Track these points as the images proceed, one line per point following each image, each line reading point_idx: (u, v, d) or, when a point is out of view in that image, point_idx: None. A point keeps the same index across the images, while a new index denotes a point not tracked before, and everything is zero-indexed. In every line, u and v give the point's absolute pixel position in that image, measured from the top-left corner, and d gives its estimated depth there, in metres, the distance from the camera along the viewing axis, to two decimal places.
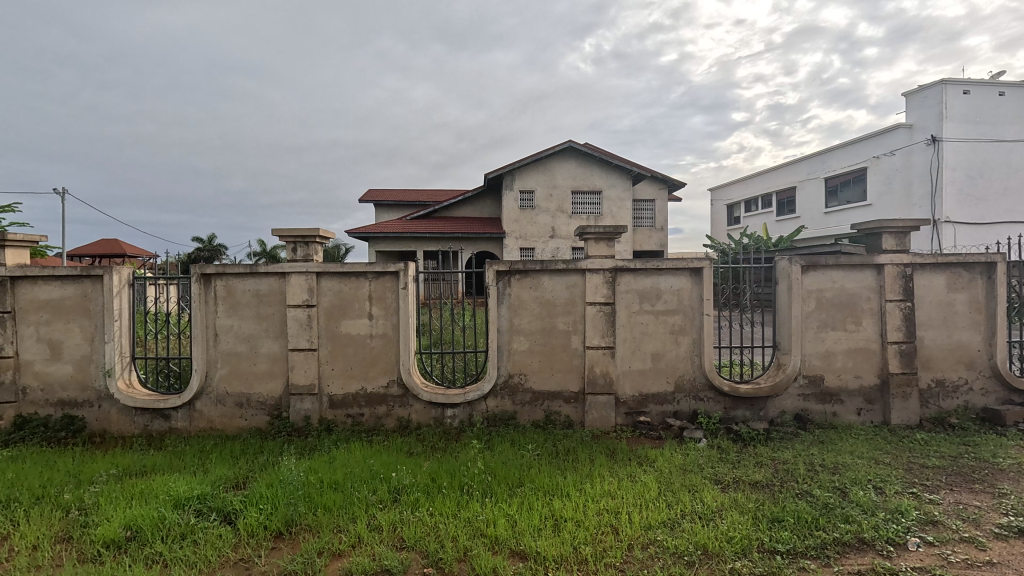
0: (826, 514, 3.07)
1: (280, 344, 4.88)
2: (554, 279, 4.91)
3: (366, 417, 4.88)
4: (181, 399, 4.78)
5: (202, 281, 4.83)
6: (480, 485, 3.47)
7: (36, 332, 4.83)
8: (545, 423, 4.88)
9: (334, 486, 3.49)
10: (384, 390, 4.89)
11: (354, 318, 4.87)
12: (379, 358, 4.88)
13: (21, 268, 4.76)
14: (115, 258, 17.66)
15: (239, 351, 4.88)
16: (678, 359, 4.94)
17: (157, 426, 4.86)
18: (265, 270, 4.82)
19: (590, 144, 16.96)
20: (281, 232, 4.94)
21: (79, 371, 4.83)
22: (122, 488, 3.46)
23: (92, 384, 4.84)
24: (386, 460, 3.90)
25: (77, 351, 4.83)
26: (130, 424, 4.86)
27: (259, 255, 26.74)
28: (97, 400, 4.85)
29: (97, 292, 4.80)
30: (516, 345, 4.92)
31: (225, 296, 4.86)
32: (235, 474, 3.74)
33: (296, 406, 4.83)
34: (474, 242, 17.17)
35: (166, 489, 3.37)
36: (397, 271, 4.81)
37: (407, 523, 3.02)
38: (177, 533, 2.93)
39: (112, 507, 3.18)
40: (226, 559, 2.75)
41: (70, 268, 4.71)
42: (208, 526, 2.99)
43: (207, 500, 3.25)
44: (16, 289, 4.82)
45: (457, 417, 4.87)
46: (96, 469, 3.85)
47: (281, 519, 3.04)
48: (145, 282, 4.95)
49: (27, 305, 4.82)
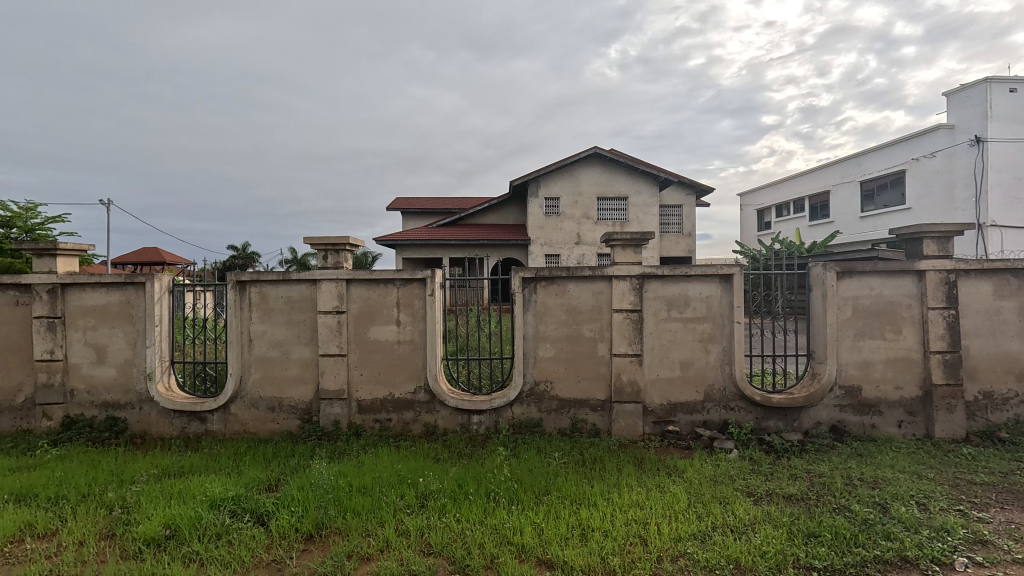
0: (865, 530, 2.96)
1: (311, 349, 4.99)
2: (579, 285, 4.89)
3: (394, 423, 4.94)
4: (216, 402, 4.94)
5: (238, 287, 4.99)
6: (506, 492, 3.47)
7: (83, 336, 5.06)
8: (571, 431, 4.84)
9: (363, 491, 3.53)
10: (411, 396, 4.93)
11: (383, 324, 4.95)
12: (406, 364, 4.94)
13: (71, 275, 5.01)
14: (154, 266, 18.35)
15: (272, 356, 5.01)
16: (706, 369, 4.84)
17: (194, 428, 5.01)
18: (297, 278, 4.95)
19: (616, 150, 16.93)
20: (313, 240, 5.07)
21: (122, 374, 5.04)
22: (161, 488, 3.58)
23: (134, 387, 5.04)
24: (413, 465, 3.94)
25: (120, 355, 5.04)
26: (169, 426, 5.03)
27: (292, 264, 27.83)
28: (139, 403, 5.04)
29: (140, 298, 5.01)
30: (542, 352, 4.91)
31: (259, 302, 5.01)
32: (268, 476, 3.83)
33: (326, 411, 4.92)
34: (499, 249, 17.31)
35: (203, 491, 3.47)
36: (424, 278, 4.86)
37: (434, 529, 3.04)
38: (213, 533, 3.01)
39: (152, 506, 3.29)
40: (259, 559, 2.81)
41: (116, 275, 4.93)
42: (242, 527, 3.06)
43: (242, 501, 3.33)
44: (66, 295, 5.06)
45: (483, 424, 4.89)
46: (138, 468, 4.00)
47: (311, 521, 3.10)
48: (184, 288, 5.15)
49: (75, 311, 5.05)
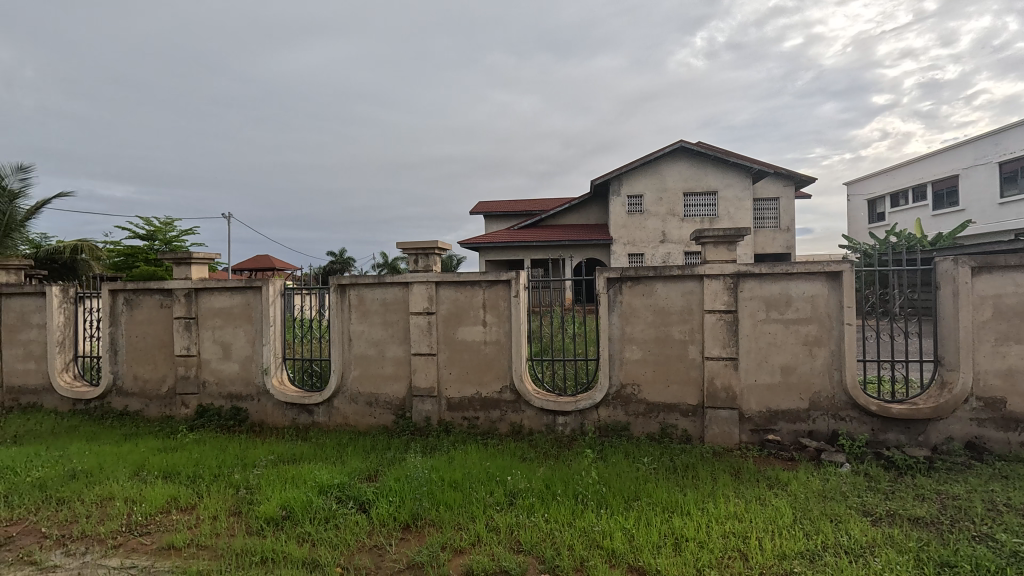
0: (1016, 564, 2.57)
1: (404, 348, 5.26)
2: (668, 286, 4.72)
3: (481, 421, 5.07)
4: (322, 396, 5.37)
5: (339, 290, 5.39)
6: (594, 495, 3.43)
7: (212, 335, 5.72)
8: (660, 437, 4.69)
9: (454, 486, 3.66)
10: (497, 395, 5.04)
11: (470, 325, 5.10)
12: (492, 364, 5.05)
13: (203, 281, 5.69)
14: (266, 271, 20.32)
15: (369, 355, 5.35)
16: (811, 375, 4.47)
17: (303, 419, 5.48)
18: (391, 281, 5.25)
19: (704, 143, 16.13)
20: (405, 244, 5.35)
21: (243, 368, 5.63)
22: (278, 473, 3.96)
23: (253, 380, 5.61)
24: (501, 463, 4.02)
25: (242, 351, 5.63)
26: (282, 417, 5.54)
27: (384, 268, 29.57)
28: (257, 395, 5.61)
29: (257, 301, 5.57)
30: (629, 354, 4.80)
31: (357, 304, 5.37)
32: (368, 467, 4.09)
33: (418, 407, 5.17)
34: (581, 249, 17.17)
35: (313, 477, 3.79)
36: (509, 279, 4.95)
37: (523, 527, 3.08)
38: (322, 516, 3.27)
39: (271, 488, 3.65)
40: (363, 544, 3.01)
41: (238, 280, 5.52)
42: (347, 512, 3.30)
43: (346, 489, 3.59)
44: (198, 299, 5.75)
45: (569, 425, 4.87)
46: (258, 454, 4.45)
47: (408, 512, 3.27)
48: (294, 292, 5.65)
49: (206, 312, 5.73)
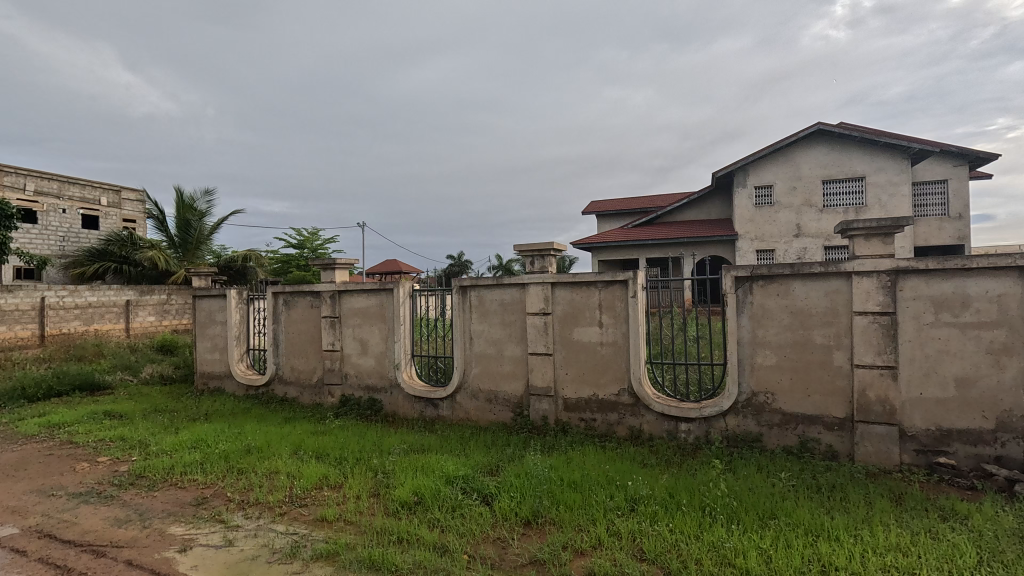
0: None
1: (521, 348, 5.39)
2: (807, 284, 4.26)
3: (599, 423, 5.02)
4: (446, 391, 5.70)
5: (461, 291, 5.68)
6: (724, 509, 3.21)
7: (352, 332, 6.37)
8: (799, 451, 4.25)
9: (573, 486, 3.66)
10: (615, 398, 4.94)
11: (586, 325, 5.07)
12: (610, 365, 4.97)
13: (345, 284, 6.36)
14: (395, 275, 22.12)
15: (489, 353, 5.56)
16: (1000, 389, 3.73)
17: (429, 412, 5.87)
18: (509, 282, 5.41)
19: (847, 123, 14.31)
20: (521, 247, 5.48)
21: (378, 363, 6.19)
22: (410, 460, 4.28)
23: (387, 374, 6.13)
24: (621, 467, 3.93)
25: (377, 347, 6.19)
26: (411, 409, 5.98)
27: (499, 269, 30.61)
28: (390, 388, 6.12)
29: (389, 301, 6.09)
30: (760, 359, 4.43)
31: (477, 305, 5.61)
32: (490, 461, 4.26)
33: (535, 406, 5.26)
34: (701, 247, 16.19)
35: (440, 467, 4.04)
36: (626, 279, 4.84)
37: (646, 535, 2.98)
38: (450, 505, 3.47)
39: (404, 475, 3.96)
40: (487, 535, 3.14)
41: (373, 283, 6.08)
42: (472, 503, 3.47)
43: (470, 481, 3.77)
44: (341, 300, 6.44)
45: (693, 433, 4.62)
46: (392, 442, 4.85)
47: (529, 508, 3.34)
48: (421, 293, 6.08)
49: (347, 312, 6.39)
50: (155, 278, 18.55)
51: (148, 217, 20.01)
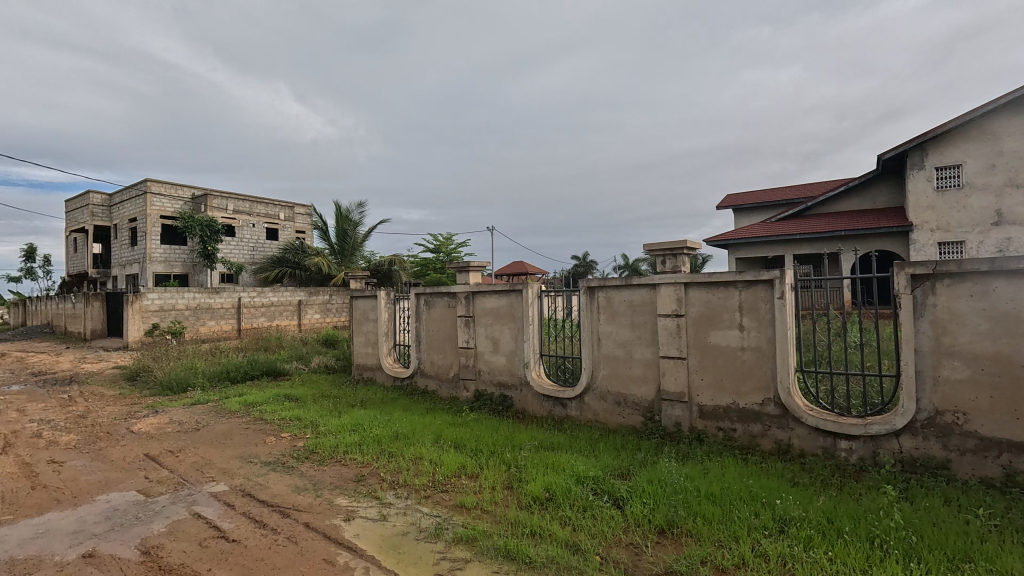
0: None
1: (652, 351, 5.21)
2: (1014, 284, 3.51)
3: (739, 433, 4.65)
4: (574, 391, 5.72)
5: (588, 292, 5.67)
6: (898, 543, 2.78)
7: (485, 331, 6.70)
8: (1003, 485, 3.51)
9: (712, 499, 3.45)
10: (758, 408, 4.54)
11: (725, 329, 4.74)
12: (752, 372, 4.58)
13: (478, 285, 6.72)
14: (522, 276, 22.80)
15: (617, 355, 5.46)
16: None
17: (557, 411, 5.94)
18: (638, 282, 5.26)
19: None
20: (652, 246, 5.30)
21: (509, 361, 6.43)
22: (541, 457, 4.39)
23: (517, 372, 6.35)
24: (767, 483, 3.61)
25: (508, 346, 6.44)
26: (540, 407, 6.11)
27: (627, 269, 29.95)
28: (520, 385, 6.32)
29: (519, 302, 6.30)
30: (947, 372, 3.74)
31: (606, 305, 5.55)
32: (620, 464, 4.19)
33: (668, 411, 5.05)
34: (863, 240, 14.16)
35: (571, 466, 4.08)
36: (772, 279, 4.42)
37: (799, 561, 2.70)
38: (581, 505, 3.49)
39: (536, 471, 4.07)
40: (619, 539, 3.10)
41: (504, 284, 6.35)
42: (603, 505, 3.45)
43: (601, 483, 3.75)
44: (474, 300, 6.82)
45: (856, 452, 4.06)
46: (523, 438, 5.01)
47: (663, 517, 3.23)
48: (549, 294, 6.19)
49: (480, 312, 6.75)
50: (319, 281, 21.39)
51: (315, 228, 23.15)
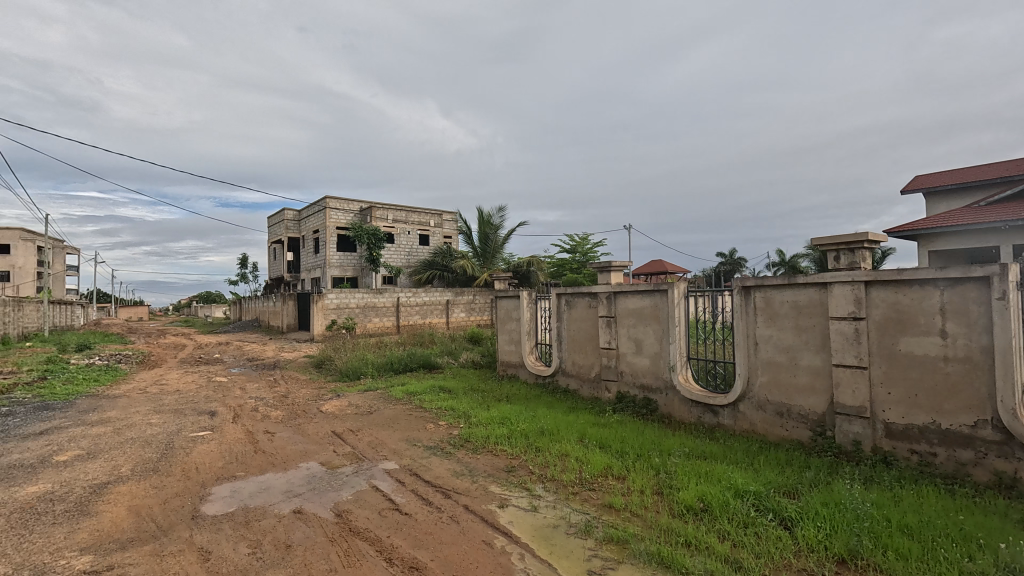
0: None
1: (822, 358, 4.63)
2: None
3: (941, 459, 3.93)
4: (727, 398, 5.34)
5: (743, 292, 5.24)
6: None
7: (628, 332, 6.58)
8: None
9: (908, 533, 2.97)
10: (968, 430, 3.79)
11: (920, 335, 4.04)
12: (959, 387, 3.83)
13: (620, 285, 6.63)
14: (662, 275, 21.90)
15: (779, 361, 4.96)
16: None
17: (708, 419, 5.60)
18: (804, 281, 4.73)
19: None
20: (821, 241, 4.72)
21: (653, 363, 6.23)
22: (692, 465, 4.19)
23: (662, 375, 6.12)
24: (984, 522, 3.00)
25: (652, 348, 6.24)
26: (688, 413, 5.82)
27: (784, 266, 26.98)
28: (665, 389, 6.08)
29: (664, 302, 6.07)
30: None
31: (764, 307, 5.08)
32: (786, 481, 3.81)
33: (843, 427, 4.45)
34: None
35: (727, 478, 3.82)
36: (989, 275, 3.65)
37: None
38: (741, 520, 3.25)
39: (687, 479, 3.90)
40: (788, 562, 2.83)
41: (648, 284, 6.16)
42: (767, 524, 3.17)
43: (764, 499, 3.46)
44: (616, 300, 6.74)
45: None
46: (672, 444, 4.82)
47: (843, 545, 2.87)
48: (697, 294, 5.86)
49: (622, 312, 6.65)
50: (464, 282, 22.91)
51: (460, 232, 24.85)
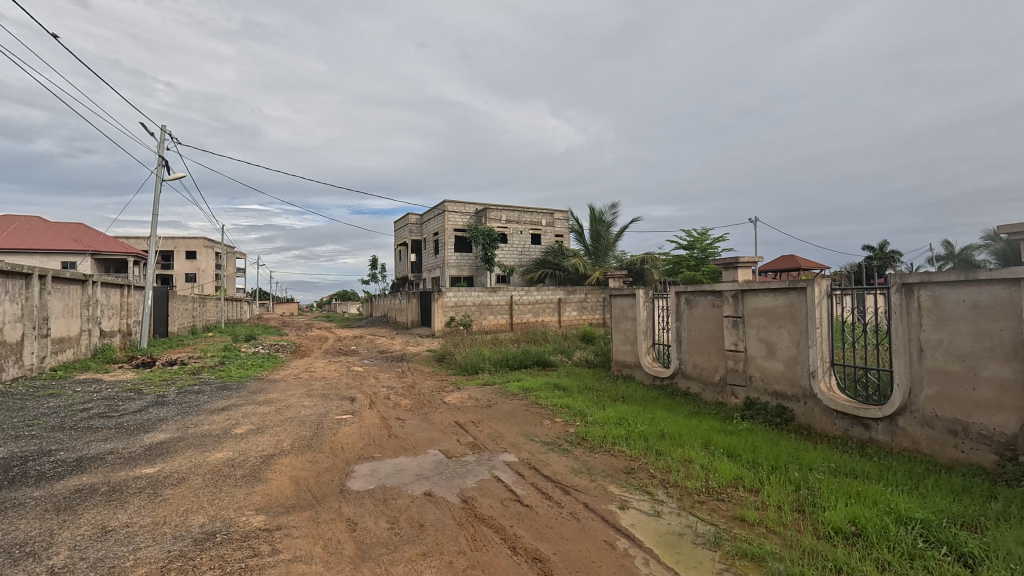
0: None
1: (1013, 369, 3.86)
2: None
3: None
4: (882, 411, 4.68)
5: (903, 290, 4.56)
6: None
7: (758, 333, 6.07)
8: None
9: None
10: None
11: None
12: None
13: (749, 283, 6.15)
14: (794, 272, 19.88)
15: (951, 371, 4.23)
16: None
17: (857, 433, 4.97)
18: (987, 277, 3.98)
19: None
20: (1012, 228, 3.94)
21: (788, 369, 5.68)
22: (840, 484, 3.75)
23: (799, 382, 5.56)
24: None
25: (787, 351, 5.69)
26: (831, 425, 5.22)
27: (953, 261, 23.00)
28: (803, 397, 5.52)
29: (802, 302, 5.50)
30: None
31: (931, 307, 4.37)
32: (964, 512, 3.25)
33: None
34: None
35: (886, 502, 3.36)
36: None
37: None
38: (905, 551, 2.84)
39: (835, 498, 3.50)
40: None
41: (783, 281, 5.63)
42: (941, 559, 2.73)
43: (935, 530, 2.99)
44: (745, 299, 6.26)
45: None
46: (814, 458, 4.36)
47: None
48: (843, 292, 5.22)
49: (751, 312, 6.16)
50: (576, 280, 22.85)
51: (572, 230, 24.83)
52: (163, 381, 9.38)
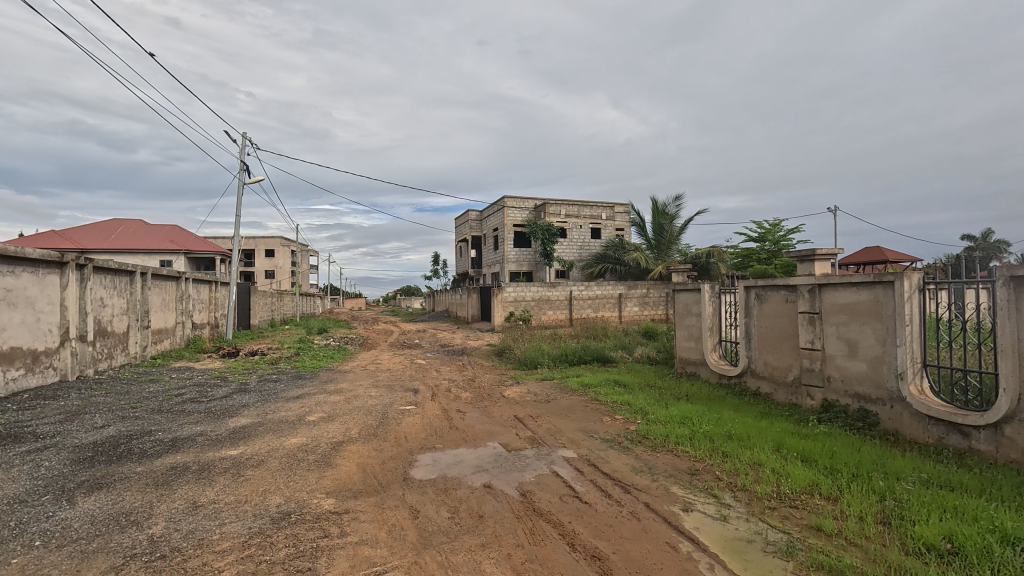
0: None
1: None
2: None
3: None
4: (984, 418, 4.20)
5: (1012, 284, 4.04)
6: None
7: (837, 330, 5.65)
8: None
9: None
10: None
11: None
12: None
13: (827, 277, 5.73)
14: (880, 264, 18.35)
15: None
16: None
17: (954, 441, 4.51)
18: None
19: None
20: None
21: (872, 369, 5.25)
22: (933, 496, 3.42)
23: (884, 384, 5.13)
24: None
25: (871, 350, 5.25)
26: (923, 432, 4.78)
27: None
28: (890, 401, 5.08)
29: (888, 297, 5.05)
30: None
31: None
32: None
33: None
34: None
35: (989, 519, 3.03)
36: None
37: None
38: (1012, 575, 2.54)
39: (927, 512, 3.19)
40: None
41: (867, 275, 5.20)
42: None
43: None
44: (823, 294, 5.85)
45: None
46: (902, 467, 4.00)
47: None
48: (939, 286, 4.73)
49: (830, 308, 5.74)
50: (637, 275, 22.31)
51: (633, 223, 24.26)
52: (246, 370, 10.12)
